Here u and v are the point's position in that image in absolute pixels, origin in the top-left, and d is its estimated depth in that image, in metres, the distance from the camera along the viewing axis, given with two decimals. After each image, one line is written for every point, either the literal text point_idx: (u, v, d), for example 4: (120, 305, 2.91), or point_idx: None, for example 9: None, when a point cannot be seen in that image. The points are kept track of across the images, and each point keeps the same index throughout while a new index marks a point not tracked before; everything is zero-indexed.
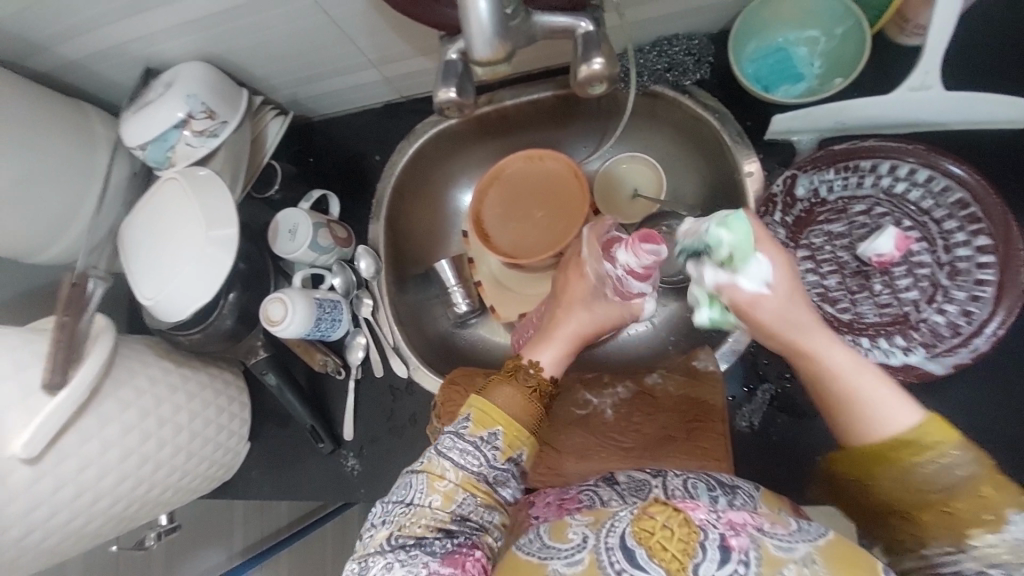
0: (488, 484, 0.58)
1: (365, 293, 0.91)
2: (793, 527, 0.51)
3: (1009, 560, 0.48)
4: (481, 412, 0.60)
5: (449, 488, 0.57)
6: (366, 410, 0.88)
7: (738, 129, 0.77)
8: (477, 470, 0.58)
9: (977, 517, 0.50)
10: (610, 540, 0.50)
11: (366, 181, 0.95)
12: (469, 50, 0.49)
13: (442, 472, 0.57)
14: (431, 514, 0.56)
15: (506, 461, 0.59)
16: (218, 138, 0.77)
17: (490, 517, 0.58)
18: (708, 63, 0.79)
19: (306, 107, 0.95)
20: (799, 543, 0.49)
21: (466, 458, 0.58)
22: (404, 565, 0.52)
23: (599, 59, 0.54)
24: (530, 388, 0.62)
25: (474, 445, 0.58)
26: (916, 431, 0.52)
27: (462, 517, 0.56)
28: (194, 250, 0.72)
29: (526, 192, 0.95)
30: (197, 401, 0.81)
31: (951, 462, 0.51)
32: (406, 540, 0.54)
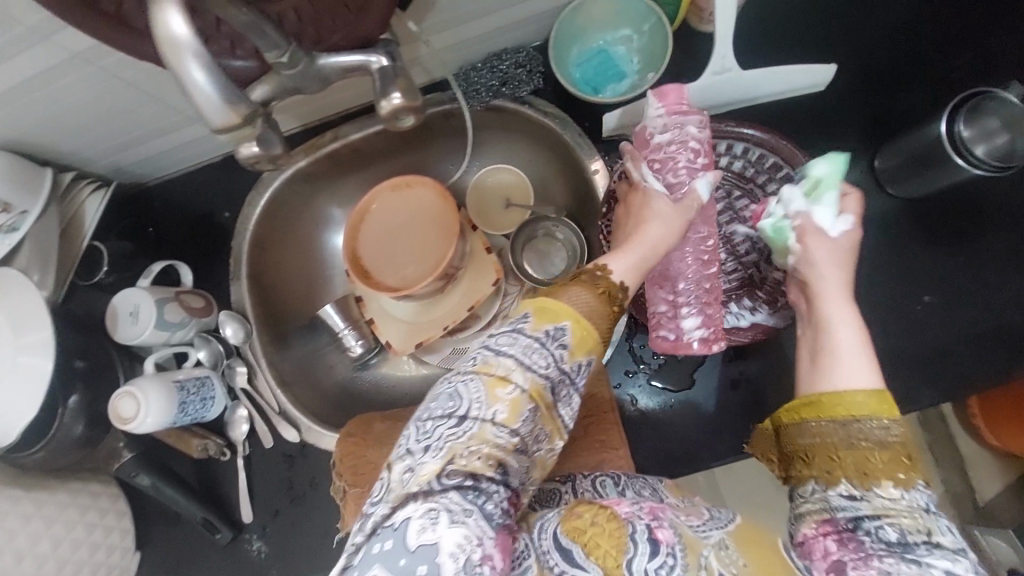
0: (552, 395, 0.47)
1: (238, 361, 0.84)
2: (706, 515, 0.50)
3: (903, 520, 0.43)
4: (544, 307, 0.48)
5: (515, 395, 0.45)
6: (261, 485, 0.81)
7: (578, 132, 0.79)
8: (544, 372, 0.46)
9: (890, 474, 0.45)
10: (545, 543, 0.48)
11: (221, 241, 0.89)
12: (203, 120, 0.40)
13: (505, 375, 0.45)
14: (495, 439, 0.44)
15: (573, 366, 0.48)
16: (21, 231, 0.68)
17: (546, 436, 0.47)
18: (539, 73, 0.80)
19: (135, 173, 0.87)
20: (713, 531, 0.48)
21: (532, 357, 0.46)
22: (452, 508, 0.41)
23: (398, 95, 0.51)
24: (603, 292, 0.50)
25: (537, 342, 0.46)
26: (868, 393, 0.49)
27: (524, 445, 0.45)
28: (4, 363, 0.63)
29: (397, 218, 0.93)
30: (59, 525, 0.72)
31: (884, 428, 0.47)
32: (461, 477, 0.42)
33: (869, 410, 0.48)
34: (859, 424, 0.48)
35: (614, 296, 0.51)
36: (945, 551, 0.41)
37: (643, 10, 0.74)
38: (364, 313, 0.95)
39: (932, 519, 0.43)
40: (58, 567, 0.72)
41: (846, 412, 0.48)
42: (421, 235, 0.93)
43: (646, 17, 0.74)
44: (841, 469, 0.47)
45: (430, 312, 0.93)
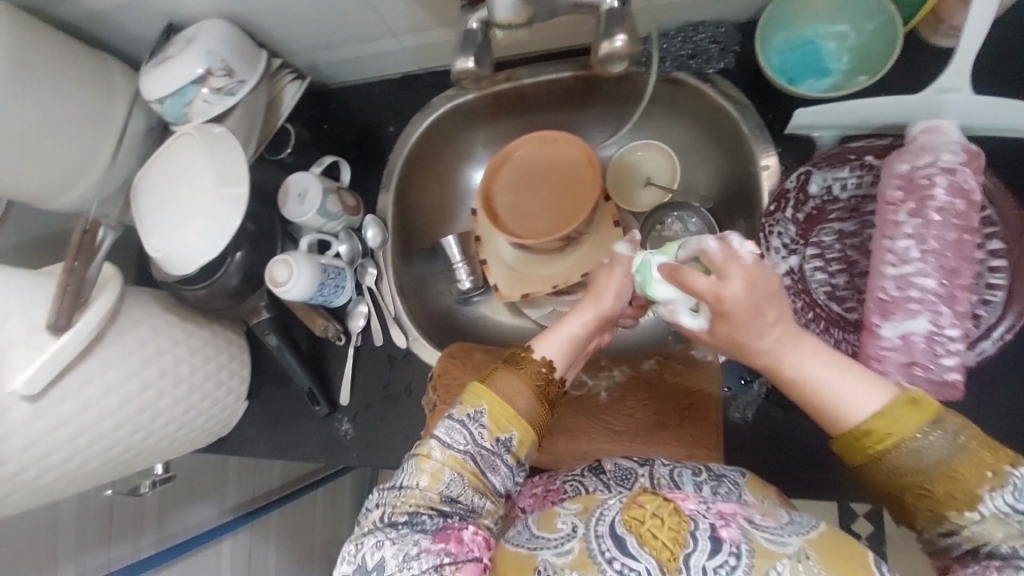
0: (476, 464, 0.56)
1: (370, 263, 0.91)
2: (784, 520, 0.52)
3: (998, 537, 0.46)
4: (473, 392, 0.59)
5: (436, 468, 0.55)
6: (362, 377, 0.89)
7: (757, 122, 0.76)
8: (463, 449, 0.56)
9: (958, 495, 0.46)
10: (600, 528, 0.51)
11: (379, 151, 0.95)
12: (491, 10, 0.52)
13: (428, 453, 0.57)
14: (421, 495, 0.55)
15: (494, 441, 0.57)
16: (235, 97, 0.77)
17: (481, 501, 0.56)
18: (733, 52, 0.77)
19: (324, 73, 0.95)
20: (791, 536, 0.50)
21: (452, 437, 0.56)
22: (393, 543, 0.52)
23: (621, 37, 0.52)
24: (537, 382, 0.58)
25: (461, 423, 0.57)
26: (887, 412, 0.48)
27: (452, 497, 0.55)
28: (204, 205, 0.72)
29: (536, 170, 0.94)
30: (197, 356, 0.82)
31: (925, 443, 0.47)
32: (398, 518, 0.53)
33: (897, 430, 0.47)
34: (899, 457, 0.48)
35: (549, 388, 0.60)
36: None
37: (873, 7, 0.68)
38: (479, 254, 0.98)
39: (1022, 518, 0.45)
40: (190, 391, 0.81)
41: (880, 448, 0.48)
42: (550, 196, 0.94)
43: (872, 16, 0.68)
44: (931, 502, 0.47)
45: (543, 267, 0.96)
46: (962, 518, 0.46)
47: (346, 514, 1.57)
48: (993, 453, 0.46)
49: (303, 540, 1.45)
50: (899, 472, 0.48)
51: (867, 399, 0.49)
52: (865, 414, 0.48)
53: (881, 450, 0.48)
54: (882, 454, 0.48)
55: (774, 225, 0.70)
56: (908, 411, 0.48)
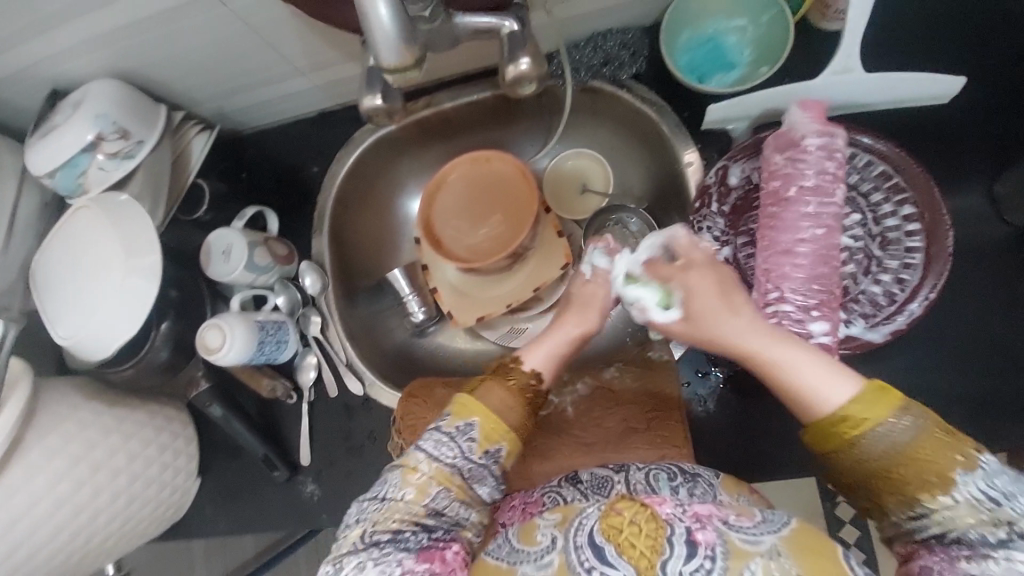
0: (463, 478, 0.55)
1: (313, 310, 0.87)
2: (759, 518, 0.52)
3: (971, 523, 0.46)
4: (462, 405, 0.57)
5: (423, 481, 0.55)
6: (321, 432, 0.84)
7: (675, 121, 0.77)
8: (451, 462, 0.55)
9: (926, 479, 0.48)
10: (578, 539, 0.51)
11: (306, 194, 0.91)
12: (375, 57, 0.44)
13: (416, 464, 0.55)
14: (406, 509, 0.54)
15: (482, 454, 0.56)
16: (135, 159, 0.71)
17: (466, 513, 0.56)
18: (643, 56, 0.79)
19: (235, 120, 0.90)
20: (765, 535, 0.50)
21: (440, 449, 0.55)
22: (376, 564, 0.51)
23: (526, 59, 0.53)
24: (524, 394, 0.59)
25: (450, 436, 0.56)
26: (853, 405, 0.50)
27: (438, 511, 0.54)
28: (113, 281, 0.66)
29: (473, 188, 0.92)
30: (135, 441, 0.75)
31: (895, 428, 0.49)
32: (381, 536, 0.53)
33: (870, 417, 0.49)
34: (873, 444, 0.49)
35: (528, 391, 0.60)
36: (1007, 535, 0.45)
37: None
38: (426, 283, 0.95)
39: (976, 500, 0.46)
40: (132, 480, 0.75)
41: (849, 437, 0.50)
42: (496, 212, 0.91)
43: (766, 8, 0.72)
44: (903, 488, 0.49)
45: (492, 289, 0.94)
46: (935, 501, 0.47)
47: None
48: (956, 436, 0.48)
49: None
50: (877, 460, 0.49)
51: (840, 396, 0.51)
52: (835, 409, 0.51)
53: (855, 441, 0.50)
54: (858, 444, 0.50)
55: (702, 221, 0.72)
56: (876, 401, 0.50)
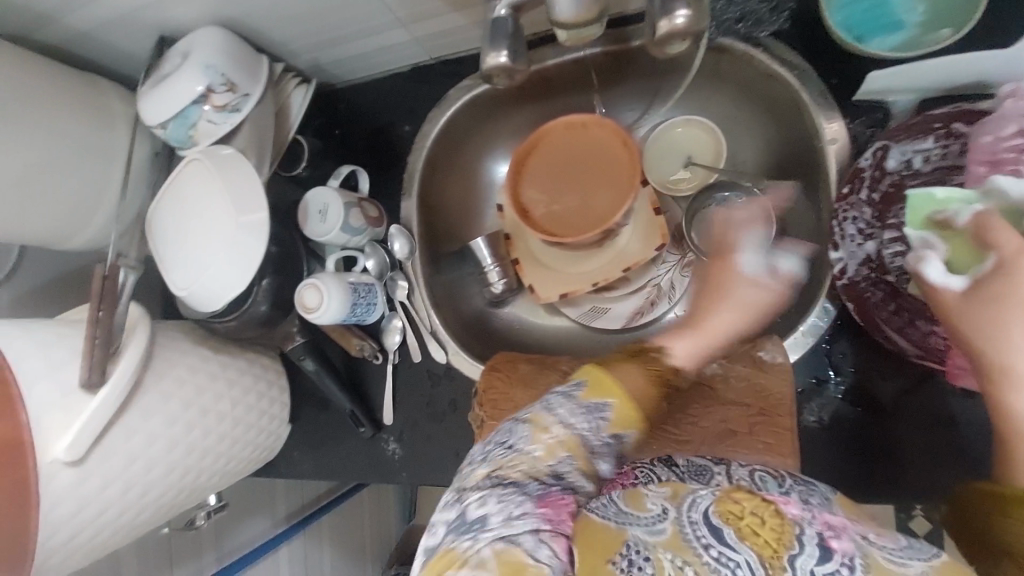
0: (586, 447, 0.50)
1: (400, 275, 0.87)
2: (904, 543, 0.47)
3: None
4: (598, 381, 0.53)
5: (553, 442, 0.50)
6: (405, 395, 0.86)
7: (820, 86, 0.67)
8: (583, 433, 0.50)
9: None
10: (694, 514, 0.48)
11: (396, 154, 0.88)
12: (553, 10, 0.50)
13: (548, 425, 0.50)
14: (531, 462, 0.49)
15: (612, 436, 0.51)
16: (241, 113, 0.71)
17: (585, 485, 0.50)
18: (787, 10, 0.69)
19: (329, 73, 0.88)
20: (913, 560, 0.45)
21: (576, 418, 0.51)
22: (500, 501, 0.46)
23: (684, 12, 0.45)
24: (650, 367, 0.54)
25: (583, 410, 0.51)
26: None
27: (559, 473, 0.49)
28: (222, 236, 0.67)
29: (567, 157, 0.86)
30: (236, 388, 0.79)
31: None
32: (506, 479, 0.48)
33: None
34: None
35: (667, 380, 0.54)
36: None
37: None
38: (509, 253, 0.92)
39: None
40: (233, 425, 0.79)
41: None
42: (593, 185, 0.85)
43: None
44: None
45: (576, 265, 0.89)
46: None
47: (392, 513, 1.58)
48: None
49: (353, 542, 1.47)
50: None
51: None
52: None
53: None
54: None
55: (847, 210, 0.63)
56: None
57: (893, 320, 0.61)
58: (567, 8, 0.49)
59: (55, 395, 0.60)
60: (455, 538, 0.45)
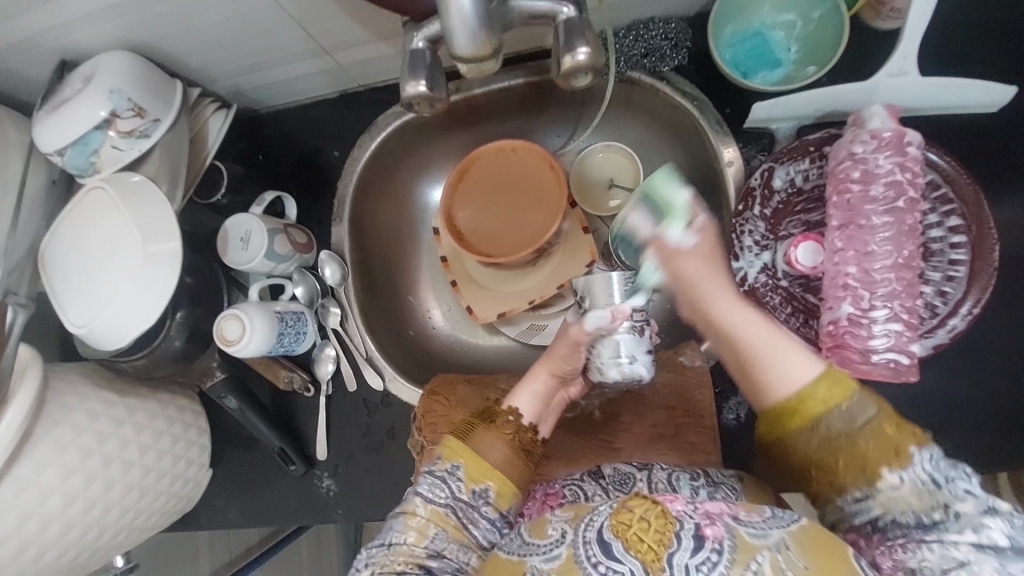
0: (459, 519, 0.58)
1: (332, 302, 0.84)
2: (766, 513, 0.48)
3: (913, 504, 0.46)
4: (451, 444, 0.61)
5: (421, 523, 0.57)
6: (340, 427, 0.82)
7: (717, 116, 0.74)
8: (444, 502, 0.58)
9: (877, 458, 0.48)
10: (589, 534, 0.47)
11: (324, 179, 0.87)
12: (450, 43, 0.47)
13: (415, 509, 0.58)
14: (409, 552, 0.55)
15: (471, 494, 0.59)
16: (150, 139, 0.67)
17: (466, 556, 0.56)
18: (685, 48, 0.75)
19: (251, 99, 0.86)
20: (772, 529, 0.46)
21: (435, 491, 0.58)
22: None
23: (584, 49, 0.49)
24: (509, 436, 0.62)
25: (441, 477, 0.59)
26: (812, 386, 0.51)
27: (437, 553, 0.56)
28: (128, 270, 0.62)
29: (495, 183, 0.89)
30: (148, 433, 0.72)
31: (849, 407, 0.50)
32: None
33: (825, 399, 0.50)
34: (810, 435, 0.51)
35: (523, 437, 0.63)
36: (950, 512, 0.44)
37: None
38: (447, 274, 0.94)
39: (932, 481, 0.46)
40: (144, 473, 0.72)
41: (808, 414, 0.51)
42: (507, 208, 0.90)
43: (819, 3, 0.69)
44: (834, 474, 0.50)
45: (510, 282, 0.91)
46: (880, 478, 0.48)
47: (334, 552, 1.50)
48: (899, 424, 0.49)
49: None
50: (808, 447, 0.51)
51: (802, 363, 0.52)
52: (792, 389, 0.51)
53: (800, 426, 0.51)
54: (802, 427, 0.51)
55: (744, 224, 0.69)
56: (830, 387, 0.50)
57: (788, 323, 0.67)
58: (465, 45, 0.46)
59: None
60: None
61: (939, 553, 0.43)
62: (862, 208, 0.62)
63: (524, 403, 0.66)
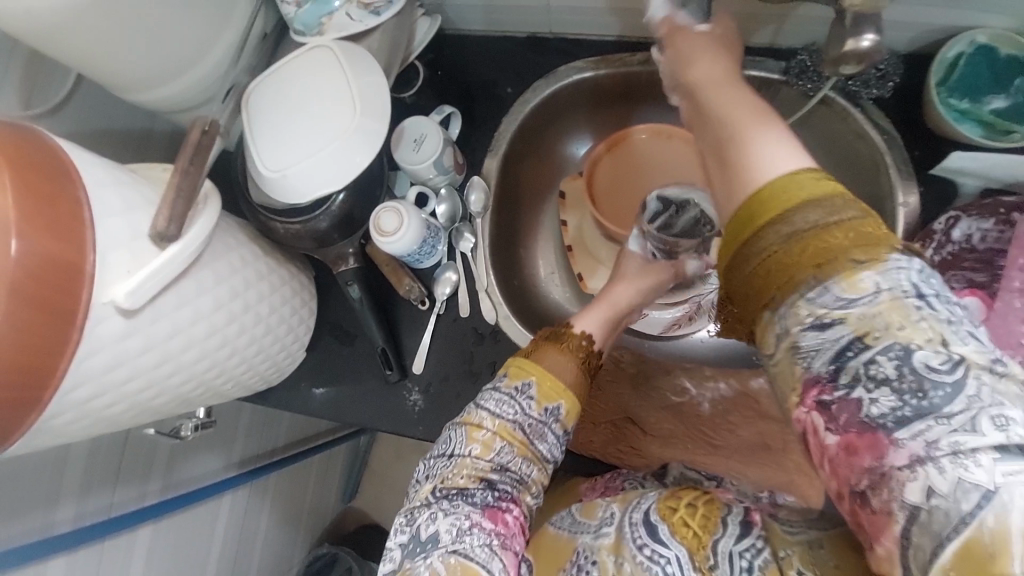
0: (526, 434, 0.57)
1: (467, 227, 0.85)
2: (812, 517, 0.51)
3: (902, 334, 0.35)
4: (519, 366, 0.61)
5: (487, 436, 0.56)
6: (441, 348, 0.83)
7: (905, 156, 0.74)
8: (513, 419, 0.57)
9: (844, 254, 0.39)
10: (635, 516, 0.54)
11: (491, 111, 0.89)
12: None
13: (480, 421, 0.57)
14: (473, 466, 0.55)
15: (541, 412, 0.58)
16: (378, 19, 0.68)
17: (529, 469, 0.57)
18: (892, 82, 0.76)
19: (447, 17, 0.88)
20: (810, 529, 0.48)
21: (502, 407, 0.58)
22: (448, 515, 0.52)
23: (871, 37, 0.49)
24: (581, 358, 0.63)
25: (510, 395, 0.58)
26: (794, 176, 0.42)
27: (503, 467, 0.56)
28: (333, 133, 0.63)
29: (636, 167, 0.91)
30: (277, 295, 0.73)
31: (821, 204, 0.41)
32: (449, 490, 0.54)
33: (802, 193, 0.41)
34: (790, 218, 0.41)
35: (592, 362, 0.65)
36: (969, 368, 0.33)
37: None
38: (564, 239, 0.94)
39: (935, 314, 0.36)
40: (264, 333, 0.73)
41: (782, 200, 0.41)
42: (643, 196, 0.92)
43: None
44: (793, 272, 0.40)
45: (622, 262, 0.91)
46: (852, 280, 0.38)
47: (335, 479, 1.52)
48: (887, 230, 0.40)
49: (292, 506, 1.36)
50: (775, 243, 0.41)
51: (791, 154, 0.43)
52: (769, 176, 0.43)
53: (770, 213, 0.42)
54: (773, 218, 0.42)
55: None
56: (820, 181, 0.42)
57: None
58: None
59: (123, 233, 0.51)
60: (410, 561, 0.52)
61: (942, 436, 0.32)
62: None
63: (592, 327, 0.68)
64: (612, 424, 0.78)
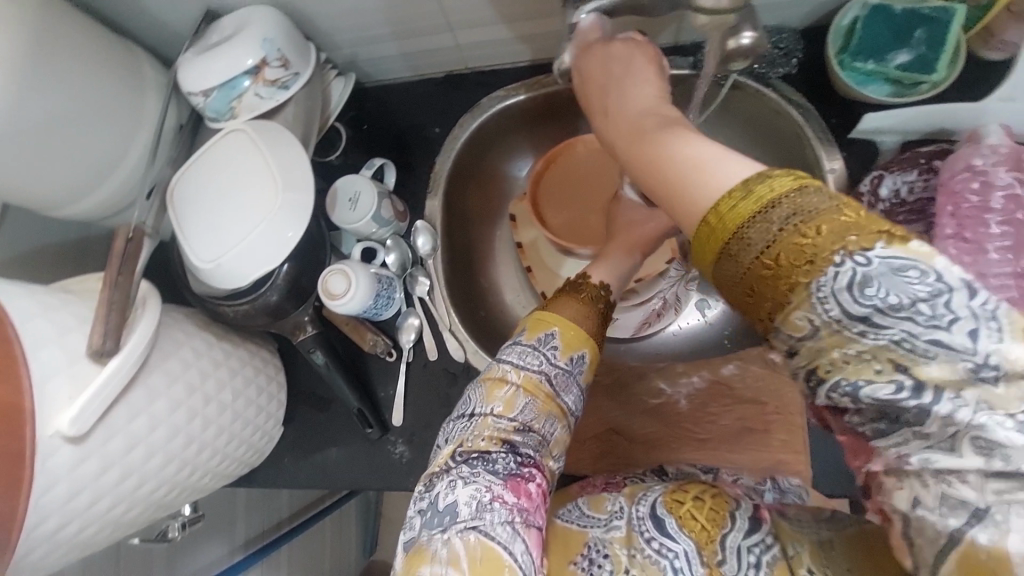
0: (550, 388, 0.57)
1: (421, 271, 0.86)
2: (825, 516, 0.47)
3: (873, 369, 0.31)
4: (538, 320, 0.61)
5: (509, 394, 0.56)
6: (417, 395, 0.83)
7: (822, 126, 0.76)
8: (538, 370, 0.57)
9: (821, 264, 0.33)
10: (642, 509, 0.49)
11: (423, 153, 0.89)
12: None
13: (503, 377, 0.57)
14: (495, 425, 0.55)
15: (567, 361, 0.59)
16: (289, 91, 0.69)
17: (552, 426, 0.56)
18: (796, 58, 0.78)
19: (363, 71, 0.89)
20: (824, 530, 0.45)
21: (526, 358, 0.58)
22: (466, 482, 0.50)
23: (750, 33, 0.51)
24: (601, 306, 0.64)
25: (533, 347, 0.59)
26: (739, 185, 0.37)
27: (526, 426, 0.55)
28: (261, 214, 0.64)
29: (574, 176, 0.91)
30: (239, 379, 0.73)
31: (781, 210, 0.35)
32: (470, 454, 0.52)
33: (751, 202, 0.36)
34: (752, 234, 0.35)
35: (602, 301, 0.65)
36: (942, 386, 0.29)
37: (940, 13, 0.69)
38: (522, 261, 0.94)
39: (915, 336, 0.30)
40: (233, 419, 0.72)
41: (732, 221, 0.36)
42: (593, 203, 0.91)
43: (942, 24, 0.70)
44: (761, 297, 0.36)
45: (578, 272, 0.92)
46: (800, 313, 0.34)
47: (351, 537, 1.49)
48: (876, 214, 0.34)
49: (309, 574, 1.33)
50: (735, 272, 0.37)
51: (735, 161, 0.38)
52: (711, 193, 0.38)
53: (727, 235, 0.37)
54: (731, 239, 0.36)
55: None
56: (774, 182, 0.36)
57: None
58: None
59: (58, 360, 0.50)
60: (428, 532, 0.48)
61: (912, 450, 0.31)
62: (982, 216, 0.64)
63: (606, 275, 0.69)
64: (598, 438, 0.78)
